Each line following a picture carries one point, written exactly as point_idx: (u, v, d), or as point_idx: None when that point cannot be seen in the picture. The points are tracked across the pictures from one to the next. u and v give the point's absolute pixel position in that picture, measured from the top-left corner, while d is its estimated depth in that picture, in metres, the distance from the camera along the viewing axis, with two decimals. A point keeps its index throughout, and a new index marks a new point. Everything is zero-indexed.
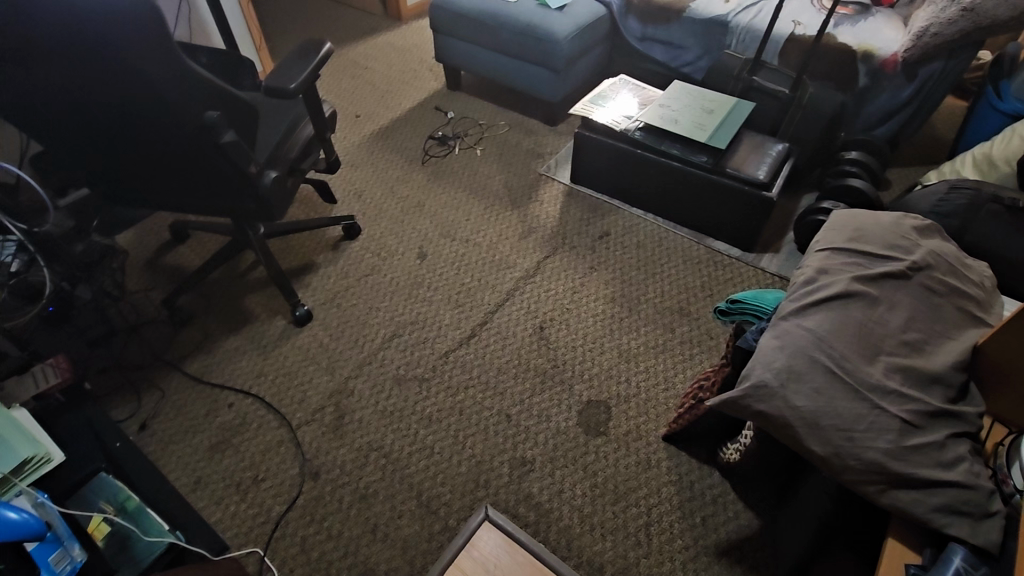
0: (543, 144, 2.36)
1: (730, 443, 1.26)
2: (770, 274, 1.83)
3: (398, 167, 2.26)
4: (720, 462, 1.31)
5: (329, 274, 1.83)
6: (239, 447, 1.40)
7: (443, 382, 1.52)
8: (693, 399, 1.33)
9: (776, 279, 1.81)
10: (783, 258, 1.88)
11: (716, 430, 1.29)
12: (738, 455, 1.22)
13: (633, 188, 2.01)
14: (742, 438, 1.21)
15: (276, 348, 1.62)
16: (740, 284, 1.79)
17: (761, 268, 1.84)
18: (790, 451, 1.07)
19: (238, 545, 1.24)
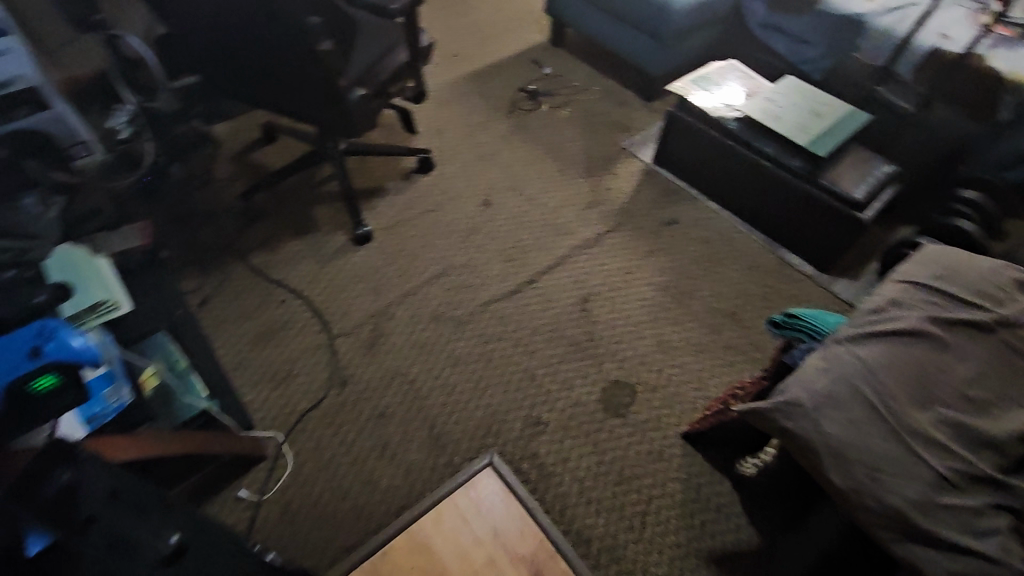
0: (633, 117, 2.28)
1: (751, 457, 1.23)
2: (840, 300, 1.72)
3: (482, 113, 2.25)
4: (734, 473, 1.27)
5: (395, 203, 1.88)
6: (281, 342, 1.50)
7: (478, 329, 1.55)
8: (722, 404, 1.29)
9: (845, 306, 1.70)
10: (859, 287, 1.75)
11: (739, 440, 1.26)
12: (754, 471, 1.19)
13: (714, 180, 1.92)
14: (764, 455, 1.19)
15: (333, 260, 1.69)
16: (804, 303, 1.70)
17: (832, 292, 1.73)
18: (808, 479, 1.03)
19: (262, 427, 1.34)
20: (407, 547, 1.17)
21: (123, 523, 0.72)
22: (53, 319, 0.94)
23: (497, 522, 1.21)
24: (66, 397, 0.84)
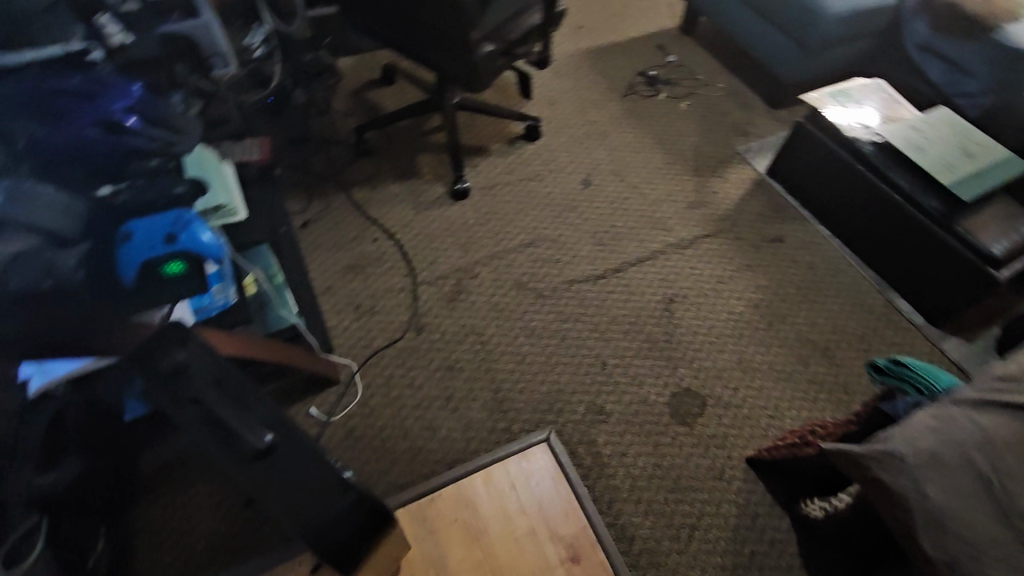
0: (754, 121, 2.15)
1: (817, 499, 1.18)
2: (948, 360, 1.57)
3: (597, 90, 2.19)
4: (796, 512, 1.22)
5: (496, 164, 1.88)
6: (368, 277, 1.55)
7: (557, 306, 1.54)
8: (800, 437, 1.21)
9: (952, 367, 1.56)
10: (973, 350, 1.60)
11: (808, 480, 1.20)
12: (820, 514, 1.15)
13: (832, 203, 1.79)
14: (833, 500, 1.14)
15: (428, 210, 1.72)
16: (905, 353, 1.57)
17: (939, 349, 1.59)
18: (887, 535, 0.96)
19: (340, 353, 1.40)
20: (454, 499, 1.20)
21: (224, 413, 0.75)
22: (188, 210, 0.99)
23: (544, 497, 1.22)
24: (189, 285, 0.95)
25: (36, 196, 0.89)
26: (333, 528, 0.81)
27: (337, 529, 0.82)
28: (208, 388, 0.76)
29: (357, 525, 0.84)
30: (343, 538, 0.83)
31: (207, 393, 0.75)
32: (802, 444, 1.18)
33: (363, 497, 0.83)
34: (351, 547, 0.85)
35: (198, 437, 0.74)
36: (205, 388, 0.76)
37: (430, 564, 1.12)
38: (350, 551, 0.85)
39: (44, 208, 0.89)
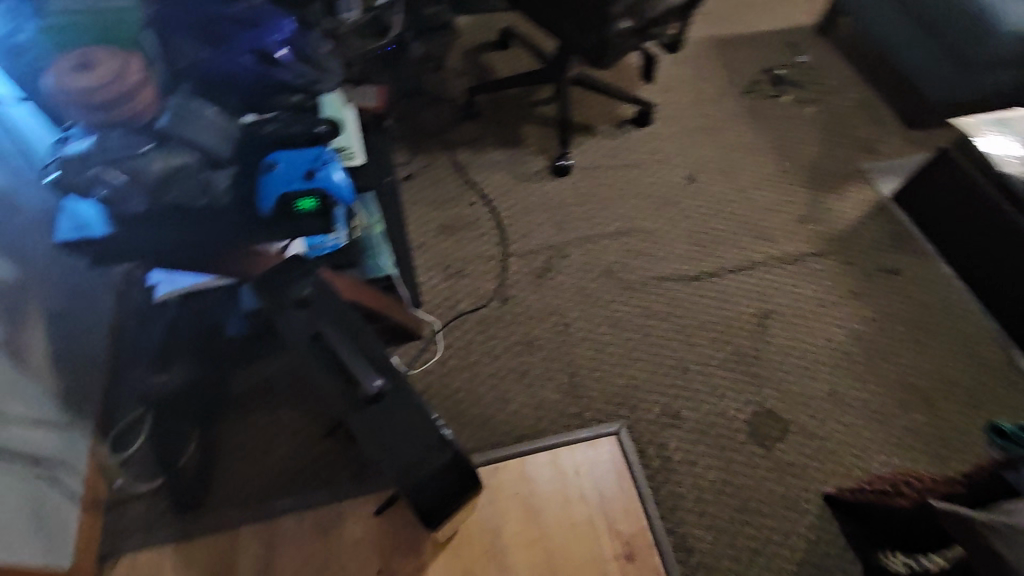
0: (886, 139, 1.97)
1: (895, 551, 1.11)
2: None
3: (716, 83, 2.08)
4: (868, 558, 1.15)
5: (600, 146, 1.83)
6: (461, 240, 1.56)
7: (644, 301, 1.49)
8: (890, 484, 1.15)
9: None
10: None
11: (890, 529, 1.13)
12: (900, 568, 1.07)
13: (965, 241, 1.61)
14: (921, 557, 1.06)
15: (527, 182, 1.70)
16: None
17: None
18: None
19: (425, 310, 1.43)
20: (517, 473, 1.21)
21: None
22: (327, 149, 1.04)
23: (606, 489, 1.20)
24: (317, 224, 0.97)
25: (198, 116, 0.91)
26: (422, 480, 0.81)
27: (426, 483, 0.81)
28: (344, 335, 0.85)
29: (446, 483, 0.82)
30: (430, 493, 0.81)
31: (341, 340, 0.85)
32: (898, 494, 1.11)
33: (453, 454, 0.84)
34: (441, 505, 0.82)
35: (326, 379, 0.83)
36: (338, 337, 0.85)
37: (486, 533, 1.13)
38: (442, 507, 0.82)
39: (206, 129, 0.91)
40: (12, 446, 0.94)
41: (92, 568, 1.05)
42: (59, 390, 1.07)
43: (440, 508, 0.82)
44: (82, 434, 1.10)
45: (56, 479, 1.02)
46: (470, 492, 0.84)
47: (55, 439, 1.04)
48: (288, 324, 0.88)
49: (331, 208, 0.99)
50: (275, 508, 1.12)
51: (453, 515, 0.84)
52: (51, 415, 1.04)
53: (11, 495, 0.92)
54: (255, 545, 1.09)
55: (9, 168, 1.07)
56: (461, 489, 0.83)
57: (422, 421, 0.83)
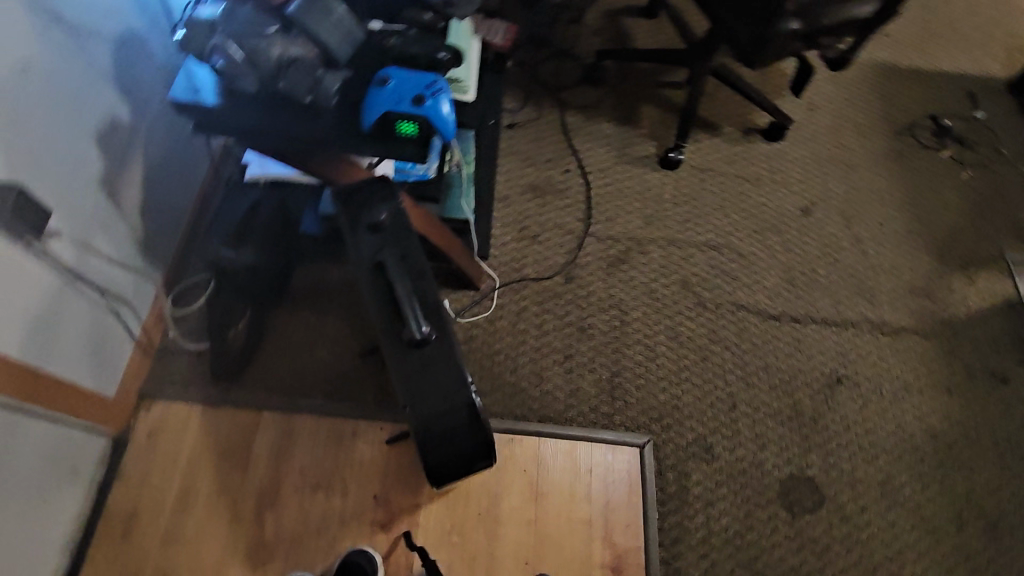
0: None
1: None
2: None
3: (868, 114, 1.86)
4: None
5: (718, 148, 1.70)
6: (545, 205, 1.51)
7: (713, 324, 1.40)
8: None
9: None
10: None
11: None
12: None
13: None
14: None
15: (630, 165, 1.61)
16: None
17: None
18: None
19: (490, 264, 1.40)
20: (531, 451, 1.19)
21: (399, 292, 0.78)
22: (441, 77, 0.99)
23: (613, 497, 1.16)
24: (413, 151, 0.95)
25: (327, 10, 0.89)
26: (444, 437, 0.81)
27: (446, 441, 0.81)
28: (404, 277, 0.83)
29: (465, 448, 0.82)
30: (448, 452, 0.82)
31: (400, 282, 0.82)
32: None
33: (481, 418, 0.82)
34: (455, 465, 0.83)
35: (376, 312, 0.83)
36: (396, 275, 0.83)
37: (484, 497, 1.13)
38: (454, 464, 0.84)
39: (332, 26, 0.89)
40: (86, 275, 1.01)
41: (131, 403, 1.13)
42: (141, 236, 1.14)
43: (456, 467, 0.84)
44: (150, 282, 1.17)
45: (119, 315, 1.09)
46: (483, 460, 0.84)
47: (126, 280, 1.10)
48: (359, 246, 0.86)
49: (430, 139, 0.97)
50: (299, 406, 1.16)
51: (466, 474, 0.86)
52: (129, 256, 1.10)
53: (78, 318, 1.00)
54: (273, 433, 1.13)
55: (148, 15, 1.11)
56: (477, 457, 0.84)
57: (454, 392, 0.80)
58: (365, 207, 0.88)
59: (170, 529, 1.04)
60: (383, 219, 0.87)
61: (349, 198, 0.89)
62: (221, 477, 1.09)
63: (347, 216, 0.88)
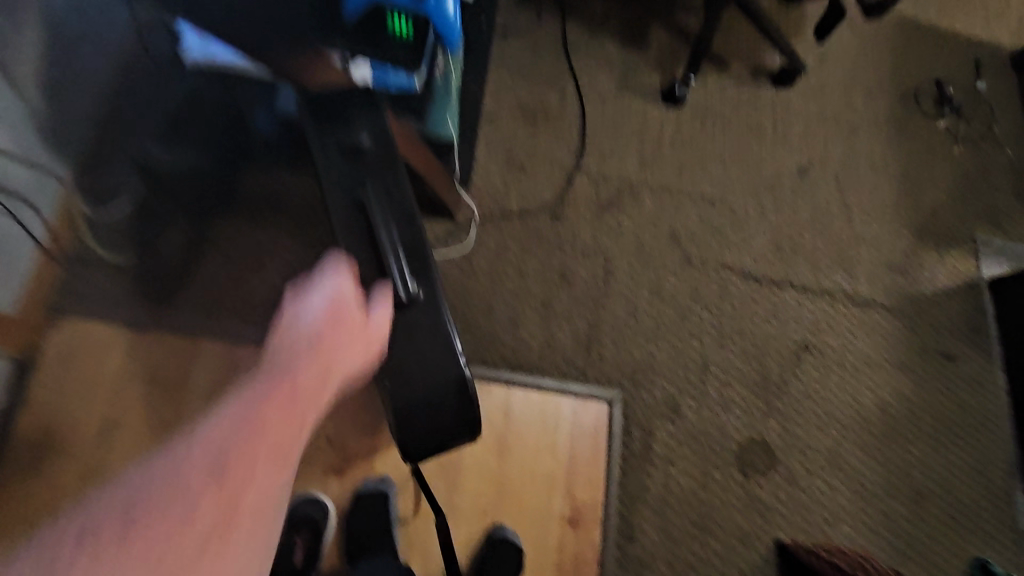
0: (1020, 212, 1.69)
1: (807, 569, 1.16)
2: None
3: (877, 71, 1.75)
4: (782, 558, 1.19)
5: (725, 89, 1.56)
6: (536, 134, 1.36)
7: (696, 282, 1.34)
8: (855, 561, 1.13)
9: None
10: None
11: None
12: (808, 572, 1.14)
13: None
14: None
15: (631, 96, 1.45)
16: (997, 547, 1.33)
17: None
18: None
19: (470, 195, 1.27)
20: (499, 401, 1.15)
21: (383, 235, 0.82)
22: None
23: (577, 452, 1.15)
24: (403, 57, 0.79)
25: None
26: (429, 416, 0.81)
27: (430, 419, 0.81)
28: (390, 220, 0.84)
29: (448, 422, 0.82)
30: (430, 429, 0.82)
31: (384, 226, 0.83)
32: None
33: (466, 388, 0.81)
34: (434, 440, 0.83)
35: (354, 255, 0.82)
36: (379, 215, 0.83)
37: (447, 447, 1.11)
38: (432, 441, 0.83)
39: None
40: None
41: (39, 318, 0.96)
42: (40, 120, 0.94)
43: (429, 443, 0.83)
44: (55, 178, 0.98)
45: (16, 214, 0.91)
46: (465, 441, 0.85)
47: (23, 173, 0.92)
48: (339, 177, 0.84)
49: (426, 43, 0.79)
50: (246, 335, 1.03)
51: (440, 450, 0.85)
52: (25, 145, 0.91)
53: None
54: (212, 365, 1.00)
55: None
56: (459, 433, 0.83)
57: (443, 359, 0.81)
58: (346, 138, 0.85)
59: (95, 462, 0.93)
60: (367, 147, 0.86)
61: (326, 129, 0.85)
62: (150, 409, 0.96)
63: (325, 151, 0.85)
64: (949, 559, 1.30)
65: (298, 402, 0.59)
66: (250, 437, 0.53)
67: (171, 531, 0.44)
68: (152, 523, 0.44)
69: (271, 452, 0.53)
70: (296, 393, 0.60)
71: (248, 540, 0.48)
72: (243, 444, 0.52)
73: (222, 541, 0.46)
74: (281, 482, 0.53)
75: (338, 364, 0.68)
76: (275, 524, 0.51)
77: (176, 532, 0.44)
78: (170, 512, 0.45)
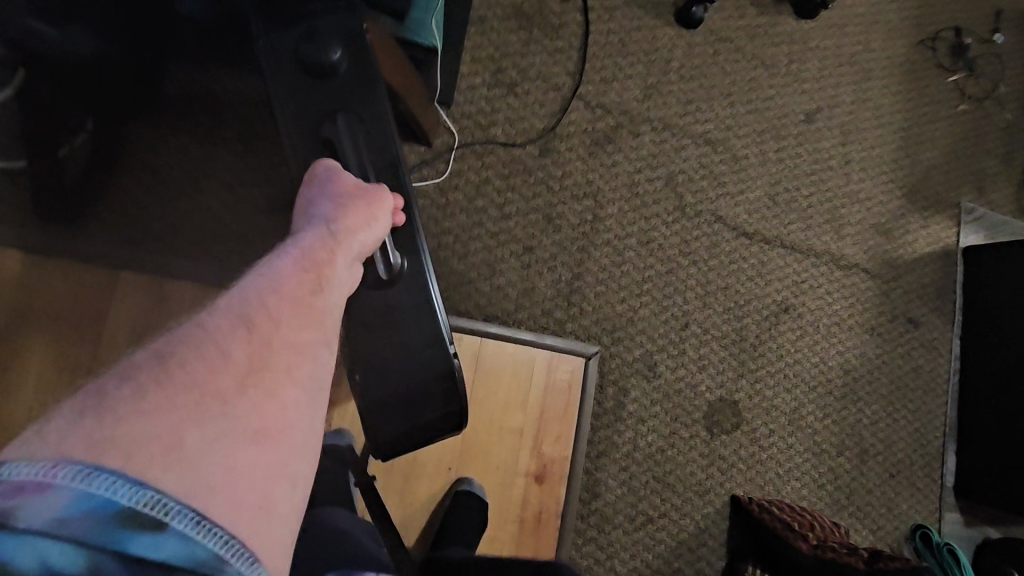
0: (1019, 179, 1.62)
1: (765, 512, 1.17)
2: (961, 538, 1.42)
3: (902, 8, 1.58)
4: (739, 504, 1.20)
5: (744, 14, 1.38)
6: (531, 48, 1.17)
7: (687, 233, 1.25)
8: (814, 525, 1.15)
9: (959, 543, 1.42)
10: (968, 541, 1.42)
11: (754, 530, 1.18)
12: (768, 515, 1.16)
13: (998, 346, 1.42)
14: (789, 528, 1.14)
15: (641, 11, 1.26)
16: (926, 503, 1.42)
17: (961, 527, 1.42)
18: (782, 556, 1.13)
19: (450, 117, 1.11)
20: (471, 353, 1.07)
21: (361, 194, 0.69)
22: None
23: (549, 409, 1.10)
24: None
25: None
26: (410, 400, 0.73)
27: (411, 404, 0.73)
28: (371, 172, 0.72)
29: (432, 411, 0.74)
30: (407, 417, 0.73)
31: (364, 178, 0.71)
32: (849, 549, 1.10)
33: (451, 366, 0.74)
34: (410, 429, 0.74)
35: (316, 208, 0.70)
36: (352, 160, 0.71)
37: None
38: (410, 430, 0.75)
39: None
40: None
41: None
42: None
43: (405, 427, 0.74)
44: None
45: None
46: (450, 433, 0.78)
47: None
48: (303, 107, 0.71)
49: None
50: (176, 268, 0.92)
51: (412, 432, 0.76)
52: None
53: None
54: (137, 301, 0.91)
55: None
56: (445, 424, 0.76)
57: (420, 348, 0.72)
58: (311, 56, 0.70)
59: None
60: (340, 68, 0.70)
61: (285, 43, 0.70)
62: (57, 349, 0.88)
63: (284, 73, 0.70)
64: (880, 513, 1.38)
65: (318, 262, 0.54)
66: (270, 296, 0.47)
67: (216, 368, 0.40)
68: (193, 362, 0.39)
69: (299, 312, 0.48)
70: (313, 258, 0.54)
71: (291, 388, 0.44)
72: (268, 303, 0.47)
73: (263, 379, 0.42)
74: (314, 337, 0.49)
75: (359, 233, 0.61)
76: (316, 376, 0.47)
77: (222, 370, 0.40)
78: (206, 354, 0.40)
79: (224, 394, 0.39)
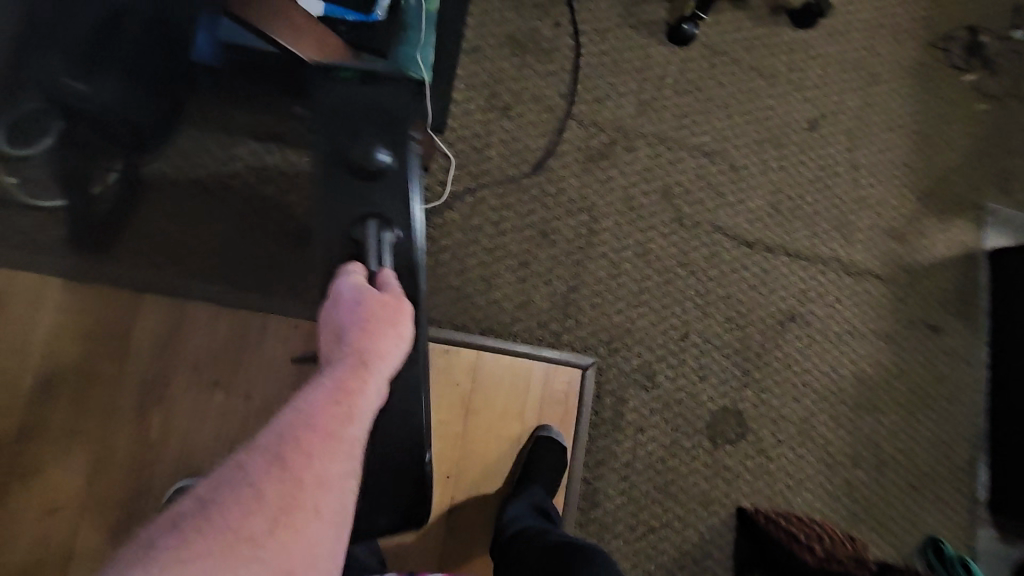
0: None
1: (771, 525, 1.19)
2: (994, 554, 1.36)
3: (910, 11, 1.56)
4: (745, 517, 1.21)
5: (739, 27, 1.40)
6: (524, 73, 1.23)
7: (685, 244, 1.27)
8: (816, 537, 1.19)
9: (992, 559, 1.36)
10: (1002, 557, 1.36)
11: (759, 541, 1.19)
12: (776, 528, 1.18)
13: None
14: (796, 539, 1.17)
15: (633, 31, 1.30)
16: (954, 517, 1.36)
17: (993, 542, 1.36)
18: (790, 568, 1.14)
19: (447, 141, 1.17)
20: (469, 367, 1.11)
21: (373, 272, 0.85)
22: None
23: (546, 420, 1.13)
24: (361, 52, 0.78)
25: None
26: None
27: None
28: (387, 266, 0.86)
29: None
30: None
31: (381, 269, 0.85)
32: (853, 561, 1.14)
33: None
34: None
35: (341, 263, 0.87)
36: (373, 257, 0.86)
37: None
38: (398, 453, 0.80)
39: None
40: None
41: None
42: None
43: None
44: None
45: None
46: None
47: None
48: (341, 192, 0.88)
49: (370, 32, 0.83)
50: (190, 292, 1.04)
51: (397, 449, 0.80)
52: None
53: None
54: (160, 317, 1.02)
55: None
56: None
57: None
58: (358, 155, 0.86)
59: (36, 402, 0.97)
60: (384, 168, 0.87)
61: (336, 138, 0.87)
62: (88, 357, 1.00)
63: (331, 159, 0.88)
64: (902, 526, 1.33)
65: (354, 386, 0.61)
66: (302, 442, 0.54)
67: (246, 512, 0.49)
68: (227, 509, 0.49)
69: (324, 450, 0.55)
70: (346, 382, 0.61)
71: (316, 521, 0.51)
72: (302, 434, 0.55)
73: (286, 532, 0.49)
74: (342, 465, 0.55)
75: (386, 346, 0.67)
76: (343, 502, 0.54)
77: (250, 511, 0.49)
78: (242, 499, 0.49)
79: (252, 534, 0.48)
